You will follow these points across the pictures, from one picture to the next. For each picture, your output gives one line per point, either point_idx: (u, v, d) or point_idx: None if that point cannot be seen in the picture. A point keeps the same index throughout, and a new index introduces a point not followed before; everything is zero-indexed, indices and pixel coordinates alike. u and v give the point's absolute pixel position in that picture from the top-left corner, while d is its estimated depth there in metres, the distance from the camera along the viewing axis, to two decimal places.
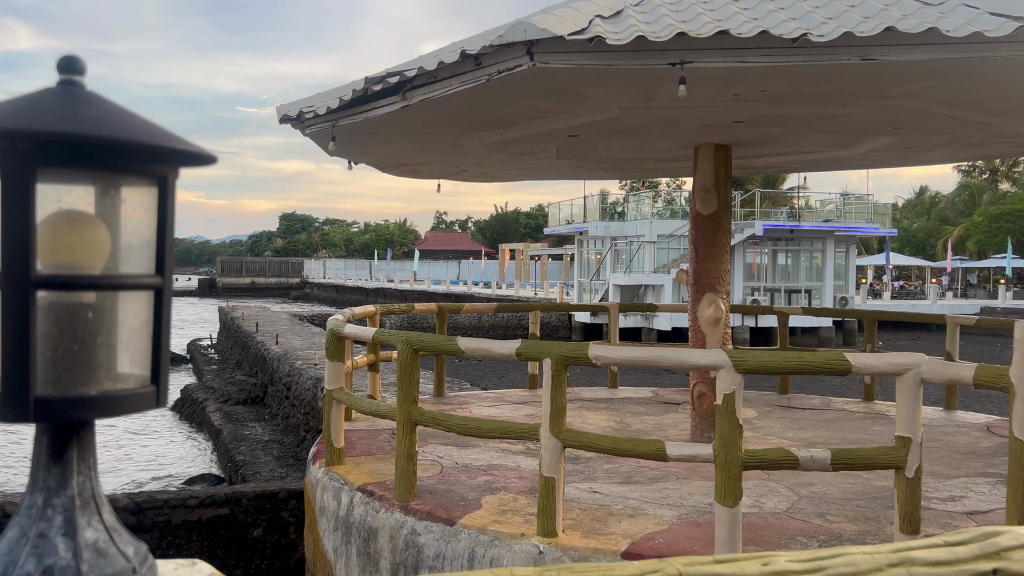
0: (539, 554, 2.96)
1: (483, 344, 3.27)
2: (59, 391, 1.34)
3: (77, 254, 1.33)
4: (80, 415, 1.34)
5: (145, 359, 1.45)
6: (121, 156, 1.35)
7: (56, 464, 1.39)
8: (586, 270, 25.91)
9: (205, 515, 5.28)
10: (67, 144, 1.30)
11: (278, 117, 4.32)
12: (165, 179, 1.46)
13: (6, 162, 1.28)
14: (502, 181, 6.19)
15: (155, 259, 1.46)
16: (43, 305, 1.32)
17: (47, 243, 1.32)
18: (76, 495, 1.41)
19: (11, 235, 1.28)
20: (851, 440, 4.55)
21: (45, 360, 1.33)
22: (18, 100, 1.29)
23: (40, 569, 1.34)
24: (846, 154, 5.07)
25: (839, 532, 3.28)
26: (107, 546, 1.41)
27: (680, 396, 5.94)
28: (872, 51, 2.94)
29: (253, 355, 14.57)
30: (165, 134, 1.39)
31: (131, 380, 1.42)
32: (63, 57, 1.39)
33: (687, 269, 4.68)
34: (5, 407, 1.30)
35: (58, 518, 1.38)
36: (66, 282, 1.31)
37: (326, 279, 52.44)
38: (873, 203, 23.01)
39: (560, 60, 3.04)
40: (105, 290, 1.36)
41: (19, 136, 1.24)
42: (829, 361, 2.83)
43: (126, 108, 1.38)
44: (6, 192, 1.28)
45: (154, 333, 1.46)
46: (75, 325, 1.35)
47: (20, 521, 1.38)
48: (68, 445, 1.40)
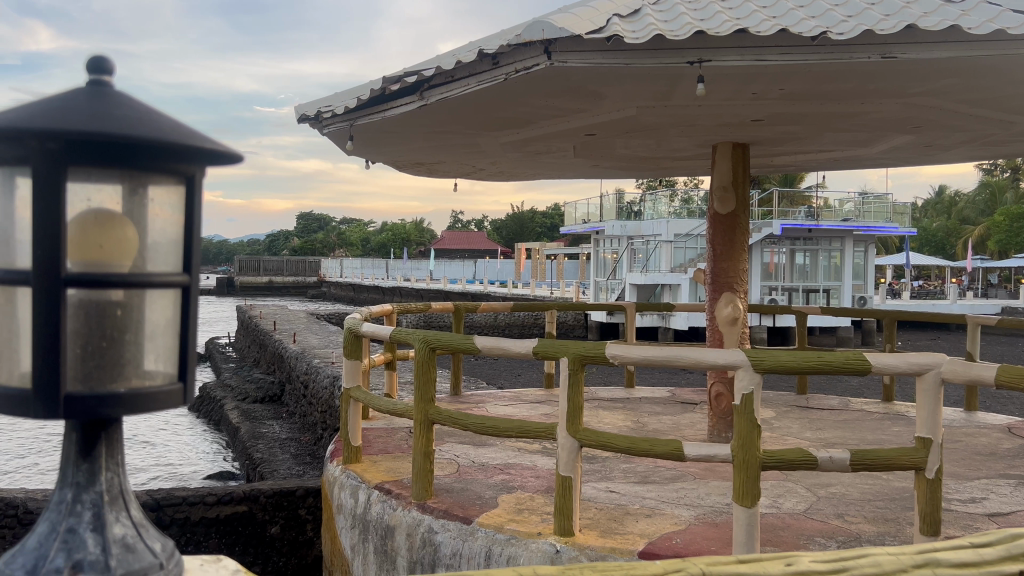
0: (556, 553, 2.96)
1: (500, 344, 3.27)
2: (89, 387, 1.35)
3: (106, 253, 1.35)
4: (110, 411, 1.36)
5: (173, 359, 1.46)
6: (149, 154, 1.36)
7: (85, 461, 1.41)
8: (602, 269, 25.85)
9: (223, 512, 5.32)
10: (97, 145, 1.31)
11: (297, 117, 4.35)
12: (192, 178, 1.47)
13: (36, 161, 1.30)
14: (519, 181, 6.20)
15: (182, 258, 1.46)
16: (73, 303, 1.33)
17: (76, 241, 1.34)
18: (104, 491, 1.42)
19: (43, 233, 1.29)
20: (870, 441, 4.52)
21: (74, 357, 1.34)
22: (48, 101, 1.30)
23: (69, 564, 1.35)
24: (865, 153, 5.03)
25: (858, 533, 3.26)
26: (135, 542, 1.42)
27: (696, 396, 5.92)
28: (893, 49, 2.92)
29: (271, 353, 14.63)
30: (193, 134, 1.41)
31: (158, 378, 1.43)
32: (92, 58, 1.41)
33: (705, 268, 4.65)
34: (36, 402, 1.31)
35: (87, 514, 1.40)
36: (95, 280, 1.32)
37: (342, 279, 52.63)
38: (892, 202, 22.84)
39: (577, 60, 3.04)
40: (133, 289, 1.37)
41: (49, 135, 1.25)
42: (848, 361, 2.80)
43: (155, 108, 1.39)
44: (38, 190, 1.29)
45: (181, 331, 1.47)
46: (104, 323, 1.36)
47: (50, 516, 1.39)
48: (96, 441, 1.42)
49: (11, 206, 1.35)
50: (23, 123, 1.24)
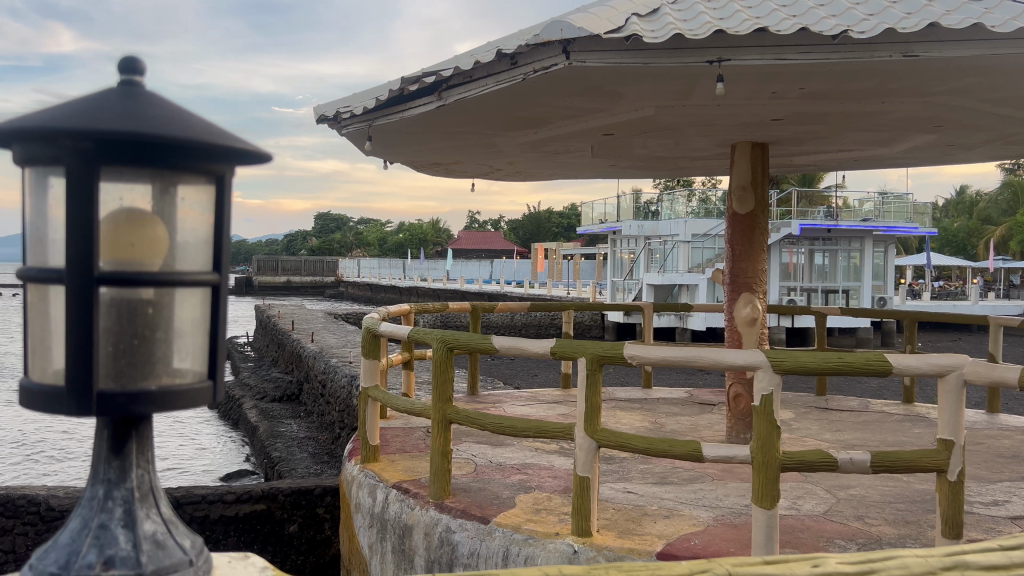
0: (573, 553, 2.96)
1: (518, 344, 3.27)
2: (120, 385, 1.37)
3: (136, 251, 1.36)
4: (142, 409, 1.37)
5: (202, 357, 1.47)
6: (179, 154, 1.37)
7: (116, 457, 1.43)
8: (619, 270, 25.80)
9: (242, 510, 5.35)
10: (128, 145, 1.32)
11: (315, 117, 4.36)
12: (222, 177, 1.48)
13: (70, 161, 1.31)
14: (536, 181, 6.20)
15: (212, 256, 1.47)
16: (105, 301, 1.35)
17: (109, 240, 1.35)
18: (135, 488, 1.44)
19: (76, 231, 1.30)
20: (891, 442, 4.48)
21: (105, 354, 1.35)
22: (83, 101, 1.32)
23: (101, 560, 1.36)
24: (886, 153, 5.00)
25: (878, 535, 3.24)
26: (166, 538, 1.43)
27: (714, 397, 5.90)
28: (915, 47, 2.90)
29: (289, 353, 14.71)
30: (223, 133, 1.42)
31: (189, 376, 1.45)
32: (124, 58, 1.43)
33: (724, 269, 4.63)
34: (69, 400, 1.33)
35: (118, 510, 1.41)
36: (126, 280, 1.33)
37: (359, 278, 52.82)
38: (912, 202, 22.66)
39: (595, 59, 3.04)
40: (163, 287, 1.38)
41: (81, 135, 1.27)
42: (869, 361, 2.77)
43: (185, 108, 1.40)
44: (70, 189, 1.30)
45: (210, 330, 1.48)
46: (135, 321, 1.38)
47: (82, 512, 1.41)
48: (127, 438, 1.44)
49: (45, 206, 1.37)
50: (60, 124, 1.26)
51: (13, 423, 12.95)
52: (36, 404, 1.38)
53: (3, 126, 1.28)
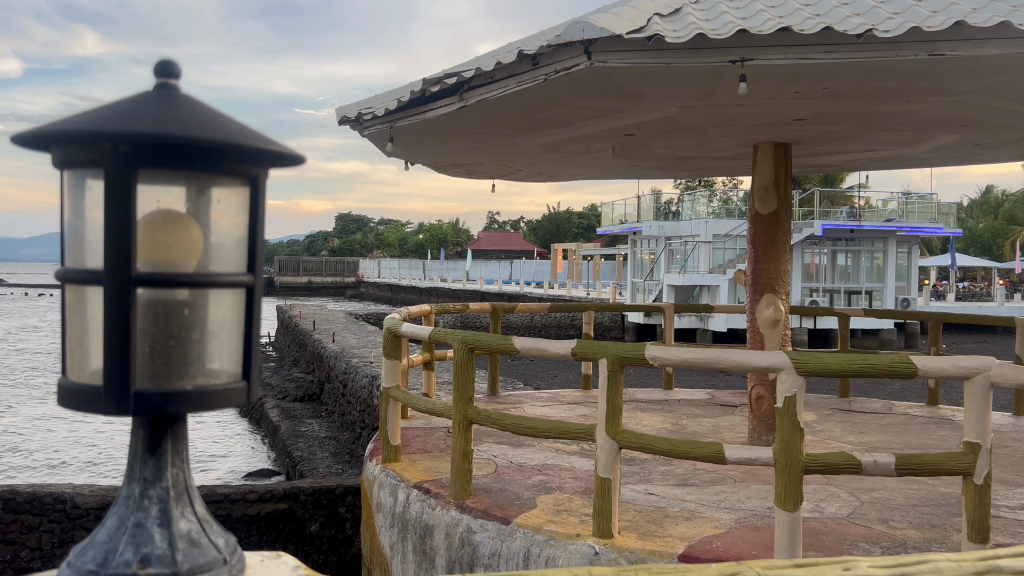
0: (594, 555, 2.96)
1: (539, 344, 3.26)
2: (156, 385, 1.38)
3: (172, 252, 1.37)
4: (177, 408, 1.38)
5: (236, 358, 1.49)
6: (215, 157, 1.39)
7: (152, 456, 1.44)
8: (639, 270, 25.73)
9: (264, 509, 5.39)
10: (164, 148, 1.34)
11: (338, 118, 4.38)
12: (256, 179, 1.49)
13: (109, 162, 1.33)
14: (557, 181, 6.18)
15: (246, 257, 1.48)
16: (142, 302, 1.36)
17: (146, 242, 1.37)
18: (170, 487, 1.45)
19: (115, 234, 1.32)
20: (915, 445, 4.43)
21: (143, 355, 1.37)
22: (120, 105, 1.34)
23: (137, 558, 1.38)
24: (911, 152, 4.95)
25: (903, 538, 3.21)
26: (200, 537, 1.45)
27: (735, 398, 5.87)
28: (940, 46, 2.87)
29: (310, 352, 14.79)
30: (257, 135, 1.43)
31: (224, 376, 1.46)
32: (160, 61, 1.45)
33: (746, 269, 4.60)
34: (107, 399, 1.34)
35: (154, 508, 1.43)
36: (162, 280, 1.35)
37: (379, 279, 53.01)
38: (937, 202, 22.40)
39: (617, 60, 3.03)
40: (198, 289, 1.40)
41: (119, 138, 1.28)
42: (893, 363, 2.74)
43: (220, 111, 1.42)
44: (109, 191, 1.32)
45: (245, 329, 1.49)
46: (171, 322, 1.39)
47: (119, 511, 1.43)
48: (163, 437, 1.45)
49: (83, 207, 1.39)
50: (97, 126, 1.27)
51: (39, 421, 13.10)
52: (74, 404, 1.40)
53: (43, 129, 1.30)
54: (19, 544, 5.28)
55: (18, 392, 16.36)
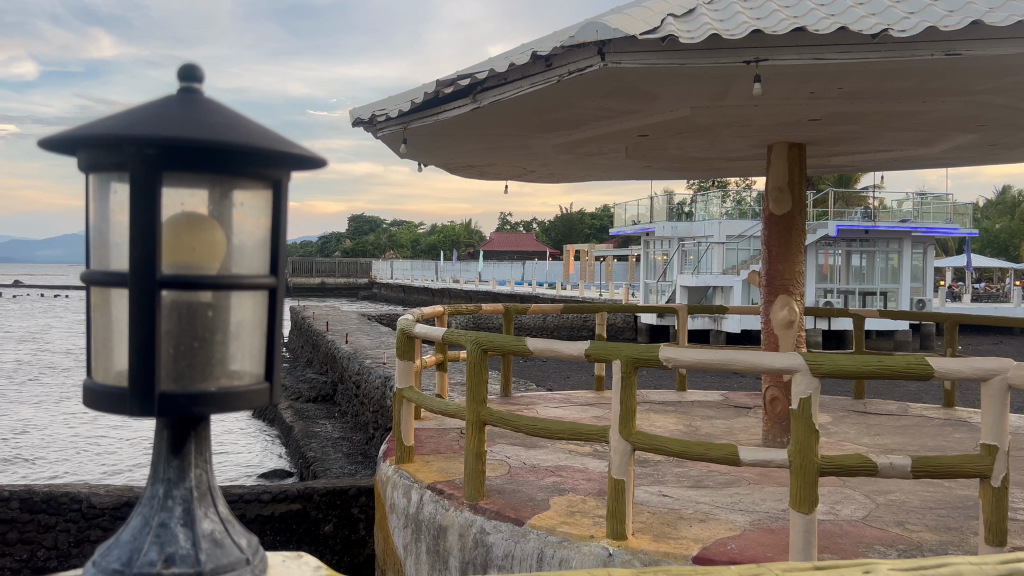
0: (608, 556, 2.95)
1: (552, 345, 3.26)
2: (181, 386, 1.40)
3: (195, 254, 1.39)
4: (202, 410, 1.39)
5: (260, 359, 1.50)
6: (238, 160, 1.40)
7: (175, 457, 1.46)
8: (652, 270, 25.69)
9: (278, 510, 5.41)
10: (188, 151, 1.35)
11: (351, 120, 4.40)
12: (278, 182, 1.50)
13: (134, 166, 1.34)
14: (570, 181, 6.17)
15: (269, 259, 1.50)
16: (167, 303, 1.38)
17: (169, 243, 1.38)
18: (193, 487, 1.46)
19: (140, 237, 1.34)
20: (931, 446, 4.40)
21: (167, 357, 1.38)
22: (142, 110, 1.35)
23: (162, 557, 1.39)
24: (927, 152, 4.91)
25: (919, 541, 3.19)
26: (223, 537, 1.45)
27: (749, 400, 5.86)
28: (956, 45, 2.85)
29: (324, 353, 14.83)
30: (280, 138, 1.44)
31: (246, 378, 1.47)
32: (181, 65, 1.47)
33: (760, 270, 4.58)
34: (132, 400, 1.36)
35: (178, 508, 1.44)
36: (187, 282, 1.36)
37: (392, 279, 53.16)
38: (952, 202, 22.24)
39: (631, 60, 3.03)
40: (221, 290, 1.41)
41: (144, 141, 1.30)
42: (909, 365, 2.72)
43: (242, 114, 1.43)
44: (134, 195, 1.34)
45: (268, 331, 1.50)
46: (195, 324, 1.41)
47: (143, 511, 1.44)
48: (186, 438, 1.46)
49: (108, 210, 1.41)
50: (123, 130, 1.29)
51: (55, 422, 13.21)
52: (99, 405, 1.42)
53: (69, 133, 1.32)
54: (35, 544, 5.32)
55: (36, 392, 16.52)
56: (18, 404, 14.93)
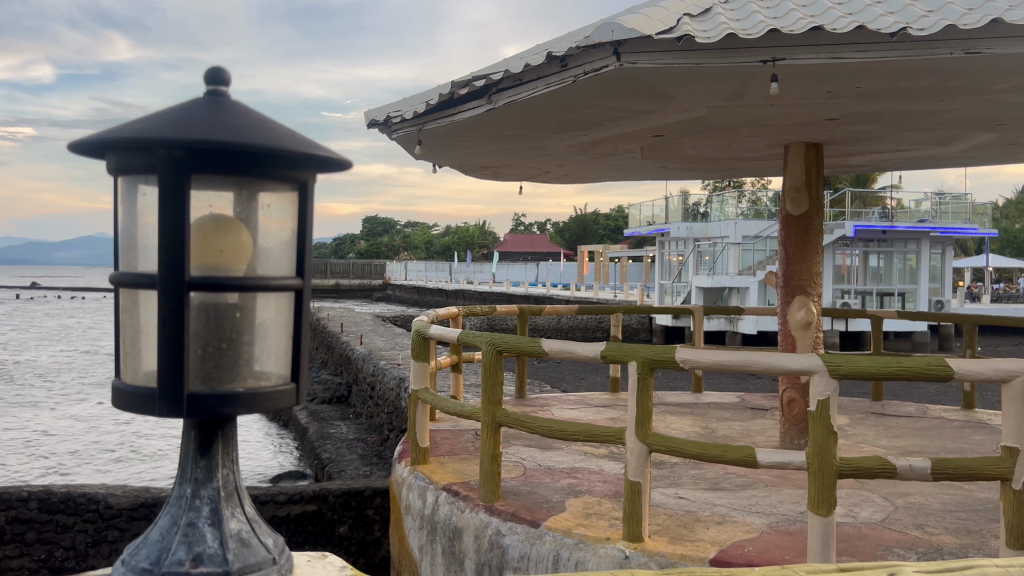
0: (624, 559, 2.94)
1: (568, 346, 3.25)
2: (209, 386, 1.61)
3: (224, 256, 1.60)
4: (230, 409, 1.60)
5: (285, 361, 1.72)
6: (266, 163, 1.59)
7: (203, 458, 1.69)
8: (666, 271, 25.59)
9: (293, 511, 5.44)
10: (215, 156, 1.54)
11: (366, 122, 4.40)
12: (304, 185, 1.70)
13: (164, 168, 1.53)
14: (585, 181, 6.14)
15: (293, 263, 1.73)
16: (195, 305, 1.59)
17: (198, 246, 1.59)
18: (220, 487, 1.70)
19: (172, 244, 1.54)
20: (950, 449, 4.36)
21: (196, 356, 1.59)
22: (172, 112, 1.54)
23: (191, 554, 1.62)
24: (946, 151, 4.86)
25: (939, 544, 3.15)
26: (248, 536, 1.69)
27: (766, 401, 5.82)
28: (976, 43, 2.82)
29: (338, 355, 14.87)
30: (306, 143, 1.63)
31: (272, 378, 1.69)
32: (213, 71, 1.66)
33: (777, 271, 4.55)
34: (164, 400, 1.56)
35: (205, 508, 1.67)
36: (216, 284, 1.57)
37: (407, 280, 53.25)
38: (971, 202, 22.17)
39: (647, 60, 3.01)
40: (248, 291, 1.62)
41: (176, 144, 1.49)
42: (929, 366, 2.69)
43: (269, 119, 1.62)
44: (166, 199, 1.54)
45: (293, 331, 1.73)
46: (224, 324, 1.62)
47: (173, 511, 1.67)
48: (213, 440, 1.70)
49: (140, 213, 1.61)
50: (157, 135, 1.48)
51: (73, 423, 13.31)
52: (130, 401, 1.62)
53: (104, 138, 1.52)
54: (53, 544, 5.36)
55: (55, 394, 16.63)
56: (36, 405, 15.06)
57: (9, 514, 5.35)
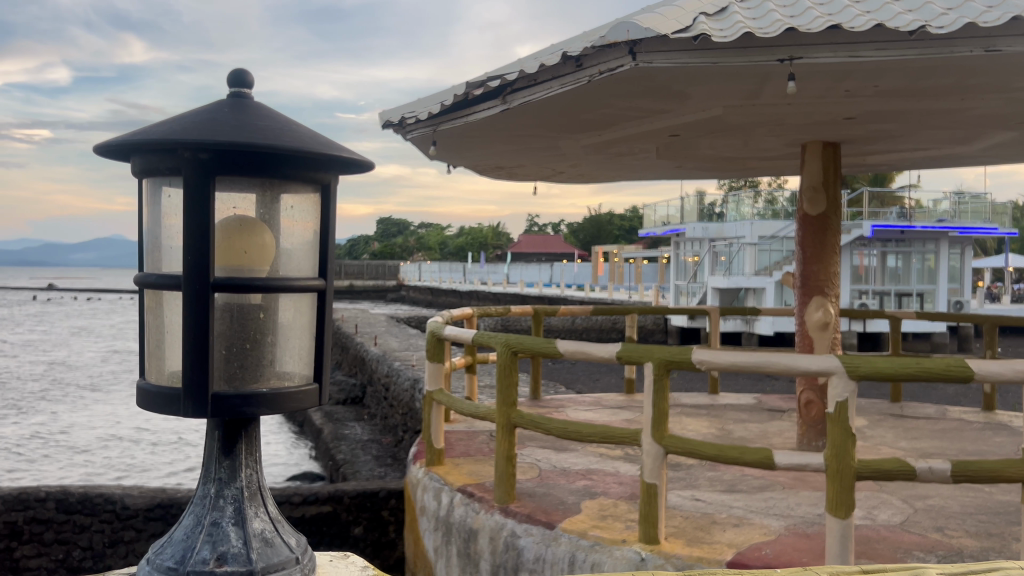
0: (640, 561, 2.92)
1: (583, 348, 3.23)
2: (233, 386, 1.76)
3: (248, 257, 1.76)
4: (252, 409, 1.73)
5: (307, 361, 1.87)
6: (291, 163, 1.75)
7: (227, 458, 1.85)
8: (681, 272, 25.49)
9: (308, 511, 5.47)
10: (239, 159, 1.70)
11: (381, 123, 4.40)
12: (327, 186, 1.87)
13: (189, 169, 1.69)
14: (600, 181, 6.12)
15: (317, 265, 1.88)
16: (220, 306, 1.75)
17: (223, 247, 1.75)
18: (243, 487, 1.86)
19: (196, 248, 1.68)
20: (970, 451, 4.31)
21: (221, 356, 1.74)
22: (200, 115, 1.71)
23: (215, 554, 1.77)
24: (966, 151, 4.82)
25: (959, 547, 3.11)
26: (272, 537, 1.85)
27: (783, 403, 5.78)
28: (996, 41, 2.78)
29: (353, 356, 14.90)
30: (329, 144, 1.80)
31: (295, 378, 1.85)
32: (238, 80, 1.85)
33: (794, 271, 4.53)
34: (190, 401, 1.69)
35: (229, 508, 1.83)
36: (238, 285, 1.71)
37: (421, 281, 53.29)
38: (991, 202, 22.00)
39: (662, 60, 2.99)
40: (272, 293, 1.75)
41: (202, 146, 1.64)
42: (948, 368, 2.65)
43: (294, 122, 1.80)
44: (192, 199, 1.68)
45: (316, 331, 1.87)
46: (249, 324, 1.78)
47: (198, 511, 1.84)
48: (236, 441, 1.86)
49: (166, 216, 1.78)
50: (182, 139, 1.64)
51: (90, 423, 13.39)
52: (154, 402, 1.75)
53: (134, 142, 1.68)
54: (71, 544, 5.38)
55: (74, 395, 16.75)
56: (55, 406, 15.16)
57: (27, 514, 5.38)
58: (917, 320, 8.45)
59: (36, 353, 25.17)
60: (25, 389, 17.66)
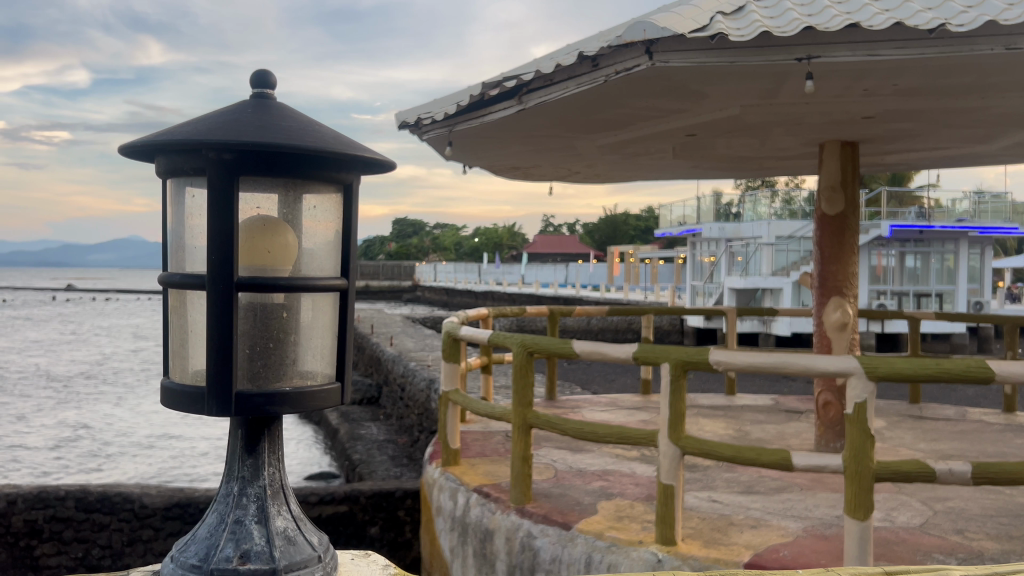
0: (657, 562, 2.91)
1: (599, 348, 3.23)
2: (257, 385, 1.77)
3: (271, 257, 1.77)
4: (275, 408, 1.73)
5: (329, 361, 1.88)
6: (314, 163, 1.76)
7: (250, 456, 1.86)
8: (697, 272, 25.39)
9: (325, 511, 5.46)
10: (264, 159, 1.71)
11: (397, 123, 4.41)
12: (349, 186, 1.88)
13: (213, 170, 1.70)
14: (616, 181, 6.11)
15: (339, 264, 1.89)
16: (243, 305, 1.77)
17: (247, 247, 1.76)
18: (266, 485, 1.87)
19: (220, 247, 1.69)
20: (990, 453, 4.27)
21: (244, 355, 1.76)
22: (223, 115, 1.72)
23: (238, 552, 1.78)
24: (986, 150, 4.77)
25: (980, 550, 3.08)
26: (295, 535, 1.86)
27: (800, 404, 5.74)
28: (1017, 39, 2.75)
29: (368, 356, 14.93)
30: (351, 143, 1.81)
31: (317, 377, 1.86)
32: (259, 81, 1.86)
33: (812, 271, 4.50)
34: (214, 399, 1.70)
35: (252, 506, 1.84)
36: (263, 284, 1.72)
37: (437, 282, 53.36)
38: (1011, 201, 21.78)
39: (679, 59, 2.98)
40: (294, 291, 1.76)
41: (226, 146, 1.65)
42: (969, 369, 2.61)
43: (315, 122, 1.81)
44: (216, 200, 1.69)
45: (337, 330, 1.88)
46: (272, 324, 1.79)
47: (221, 509, 1.85)
48: (259, 440, 1.87)
49: (190, 216, 1.79)
50: (207, 139, 1.65)
51: (108, 423, 13.48)
52: (178, 401, 1.77)
53: (158, 142, 1.69)
54: (90, 542, 5.42)
55: (94, 394, 16.91)
56: (75, 406, 15.29)
57: (47, 513, 5.43)
58: (937, 321, 8.37)
59: (57, 353, 25.40)
60: (47, 388, 17.83)
